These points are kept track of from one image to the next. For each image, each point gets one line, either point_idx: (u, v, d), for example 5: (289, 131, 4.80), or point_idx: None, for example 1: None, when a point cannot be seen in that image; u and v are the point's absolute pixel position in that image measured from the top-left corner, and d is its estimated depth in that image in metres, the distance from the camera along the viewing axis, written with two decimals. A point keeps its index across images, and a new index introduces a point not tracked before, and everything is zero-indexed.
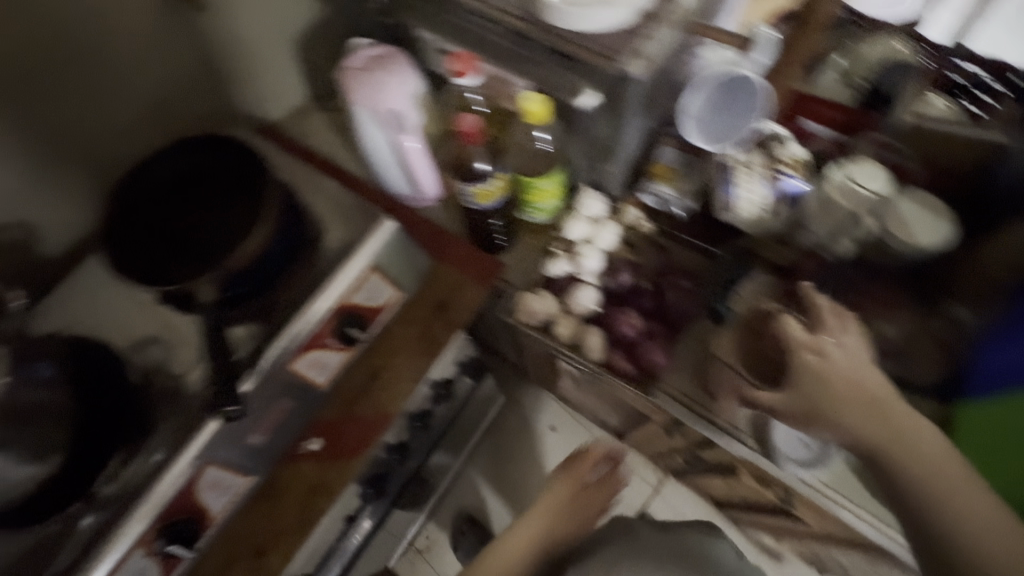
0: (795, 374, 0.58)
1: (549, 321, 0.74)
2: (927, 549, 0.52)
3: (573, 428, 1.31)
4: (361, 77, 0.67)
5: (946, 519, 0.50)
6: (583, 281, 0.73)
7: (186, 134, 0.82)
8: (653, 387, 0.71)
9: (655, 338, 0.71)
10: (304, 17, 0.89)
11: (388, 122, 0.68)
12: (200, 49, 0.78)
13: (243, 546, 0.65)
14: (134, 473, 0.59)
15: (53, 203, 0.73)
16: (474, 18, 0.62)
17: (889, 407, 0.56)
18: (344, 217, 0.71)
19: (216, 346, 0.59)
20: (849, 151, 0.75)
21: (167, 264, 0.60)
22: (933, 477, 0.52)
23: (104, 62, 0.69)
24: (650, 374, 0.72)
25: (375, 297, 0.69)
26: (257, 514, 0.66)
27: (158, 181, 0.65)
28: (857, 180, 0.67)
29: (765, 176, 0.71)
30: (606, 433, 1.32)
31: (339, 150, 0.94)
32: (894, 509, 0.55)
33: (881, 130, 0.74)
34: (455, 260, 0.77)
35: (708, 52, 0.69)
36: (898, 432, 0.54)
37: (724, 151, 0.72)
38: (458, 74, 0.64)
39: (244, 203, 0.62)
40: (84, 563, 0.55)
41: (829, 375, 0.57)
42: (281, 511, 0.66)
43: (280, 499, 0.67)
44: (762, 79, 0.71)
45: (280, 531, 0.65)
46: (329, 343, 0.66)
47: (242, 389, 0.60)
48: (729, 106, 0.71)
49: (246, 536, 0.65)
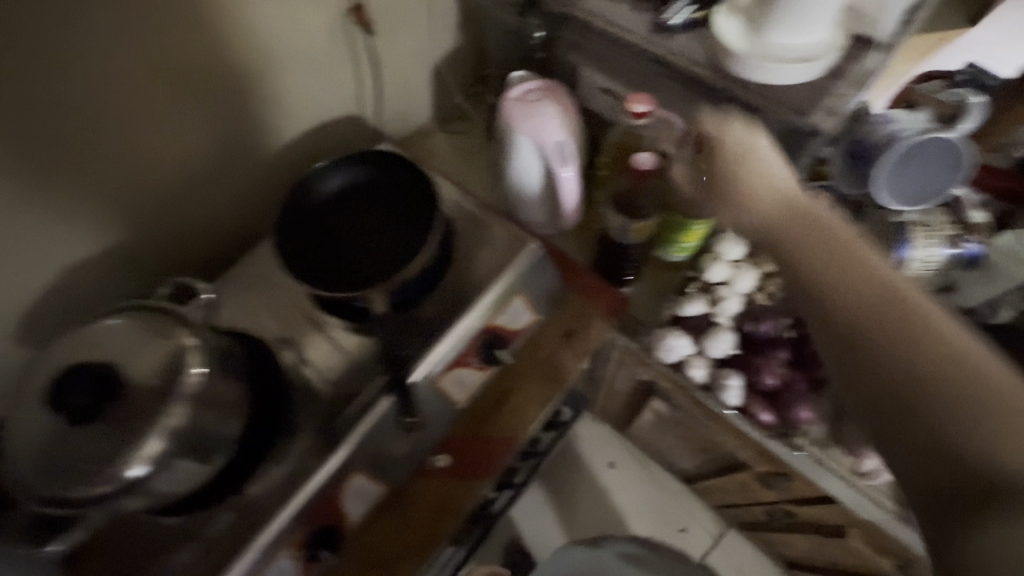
0: (838, 296, 0.52)
1: (682, 361, 0.74)
2: (927, 491, 0.42)
3: (630, 467, 1.27)
4: (527, 110, 0.69)
5: (948, 436, 0.43)
6: (723, 326, 0.72)
7: (329, 146, 0.86)
8: (794, 439, 0.71)
9: (801, 389, 0.70)
10: (444, 46, 0.94)
11: (548, 153, 0.70)
12: (359, 70, 0.82)
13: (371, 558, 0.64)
14: (286, 474, 0.60)
15: (211, 202, 0.77)
16: (648, 62, 0.65)
17: (919, 321, 0.48)
18: (488, 237, 0.73)
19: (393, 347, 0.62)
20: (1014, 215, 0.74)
21: (339, 274, 0.63)
22: (883, 387, 0.47)
23: (280, 78, 0.74)
24: (792, 427, 0.71)
25: (518, 318, 0.71)
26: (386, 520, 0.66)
27: (324, 191, 0.68)
28: None
29: (948, 241, 0.68)
30: (665, 474, 1.28)
31: (457, 172, 0.97)
32: (892, 449, 0.45)
33: None
34: (583, 289, 0.77)
35: (901, 112, 0.67)
36: (910, 350, 0.47)
37: (902, 213, 0.70)
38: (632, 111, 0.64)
39: (412, 222, 0.65)
40: (237, 560, 0.56)
41: (887, 294, 0.50)
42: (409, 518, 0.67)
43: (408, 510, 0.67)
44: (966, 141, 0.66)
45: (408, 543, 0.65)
46: (473, 362, 0.68)
47: (410, 376, 0.63)
48: (914, 170, 0.67)
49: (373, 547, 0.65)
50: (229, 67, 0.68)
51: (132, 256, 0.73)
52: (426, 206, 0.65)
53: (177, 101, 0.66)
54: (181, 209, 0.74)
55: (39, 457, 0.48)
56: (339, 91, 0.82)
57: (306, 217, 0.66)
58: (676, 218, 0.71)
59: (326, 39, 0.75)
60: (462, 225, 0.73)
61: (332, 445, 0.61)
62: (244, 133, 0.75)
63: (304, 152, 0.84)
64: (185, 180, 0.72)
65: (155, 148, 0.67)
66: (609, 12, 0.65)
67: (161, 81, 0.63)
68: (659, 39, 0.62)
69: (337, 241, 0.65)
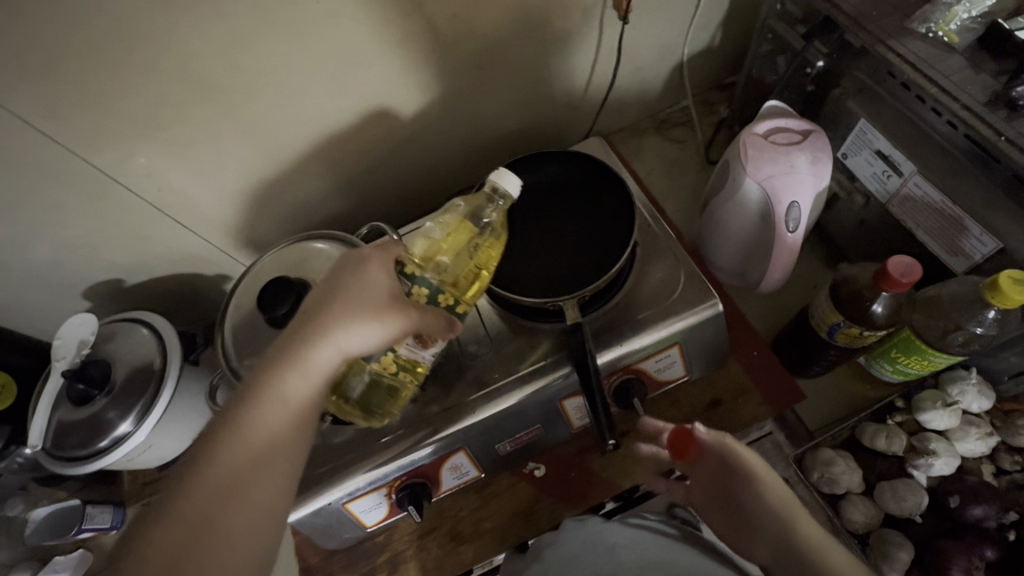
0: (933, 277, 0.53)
1: (843, 498, 0.61)
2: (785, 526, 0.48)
3: None
4: (775, 152, 0.59)
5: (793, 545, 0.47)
6: (913, 483, 0.59)
7: (544, 119, 0.86)
8: None
9: None
10: (699, 42, 0.86)
11: (771, 209, 0.59)
12: (599, 52, 0.79)
13: (233, 426, 0.46)
14: (390, 425, 0.63)
15: (429, 147, 0.82)
16: (963, 139, 0.50)
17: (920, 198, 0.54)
18: (665, 266, 0.66)
19: (581, 373, 0.58)
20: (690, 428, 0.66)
21: (511, 263, 0.66)
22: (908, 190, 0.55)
23: (522, 51, 0.74)
24: None
25: (416, 352, 0.53)
26: (195, 514, 0.42)
27: (531, 180, 0.71)
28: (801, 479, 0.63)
29: (870, 517, 0.60)
30: None
31: (659, 176, 0.90)
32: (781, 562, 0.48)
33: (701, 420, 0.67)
34: (747, 362, 0.68)
35: (896, 494, 0.59)
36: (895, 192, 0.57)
37: (774, 427, 0.67)
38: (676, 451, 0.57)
39: (598, 242, 0.66)
40: (331, 481, 0.61)
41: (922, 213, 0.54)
42: (273, 526, 0.46)
43: (273, 483, 0.46)
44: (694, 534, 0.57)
45: (266, 568, 0.46)
46: (390, 299, 0.50)
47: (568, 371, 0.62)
48: (853, 484, 0.61)
49: (188, 536, 0.42)
50: (480, 34, 0.69)
51: (349, 181, 0.81)
52: (621, 228, 0.65)
53: (424, 61, 0.70)
54: (398, 152, 0.81)
55: (251, 334, 0.60)
56: (571, 71, 0.81)
57: None
58: (913, 340, 0.56)
59: (580, 21, 0.74)
60: (644, 250, 0.67)
61: (452, 418, 0.62)
62: (473, 92, 0.77)
63: (520, 120, 0.85)
64: (412, 124, 0.78)
65: (397, 100, 0.73)
66: (932, 64, 0.51)
67: (415, 40, 0.67)
68: (992, 117, 0.47)
69: (522, 232, 0.68)
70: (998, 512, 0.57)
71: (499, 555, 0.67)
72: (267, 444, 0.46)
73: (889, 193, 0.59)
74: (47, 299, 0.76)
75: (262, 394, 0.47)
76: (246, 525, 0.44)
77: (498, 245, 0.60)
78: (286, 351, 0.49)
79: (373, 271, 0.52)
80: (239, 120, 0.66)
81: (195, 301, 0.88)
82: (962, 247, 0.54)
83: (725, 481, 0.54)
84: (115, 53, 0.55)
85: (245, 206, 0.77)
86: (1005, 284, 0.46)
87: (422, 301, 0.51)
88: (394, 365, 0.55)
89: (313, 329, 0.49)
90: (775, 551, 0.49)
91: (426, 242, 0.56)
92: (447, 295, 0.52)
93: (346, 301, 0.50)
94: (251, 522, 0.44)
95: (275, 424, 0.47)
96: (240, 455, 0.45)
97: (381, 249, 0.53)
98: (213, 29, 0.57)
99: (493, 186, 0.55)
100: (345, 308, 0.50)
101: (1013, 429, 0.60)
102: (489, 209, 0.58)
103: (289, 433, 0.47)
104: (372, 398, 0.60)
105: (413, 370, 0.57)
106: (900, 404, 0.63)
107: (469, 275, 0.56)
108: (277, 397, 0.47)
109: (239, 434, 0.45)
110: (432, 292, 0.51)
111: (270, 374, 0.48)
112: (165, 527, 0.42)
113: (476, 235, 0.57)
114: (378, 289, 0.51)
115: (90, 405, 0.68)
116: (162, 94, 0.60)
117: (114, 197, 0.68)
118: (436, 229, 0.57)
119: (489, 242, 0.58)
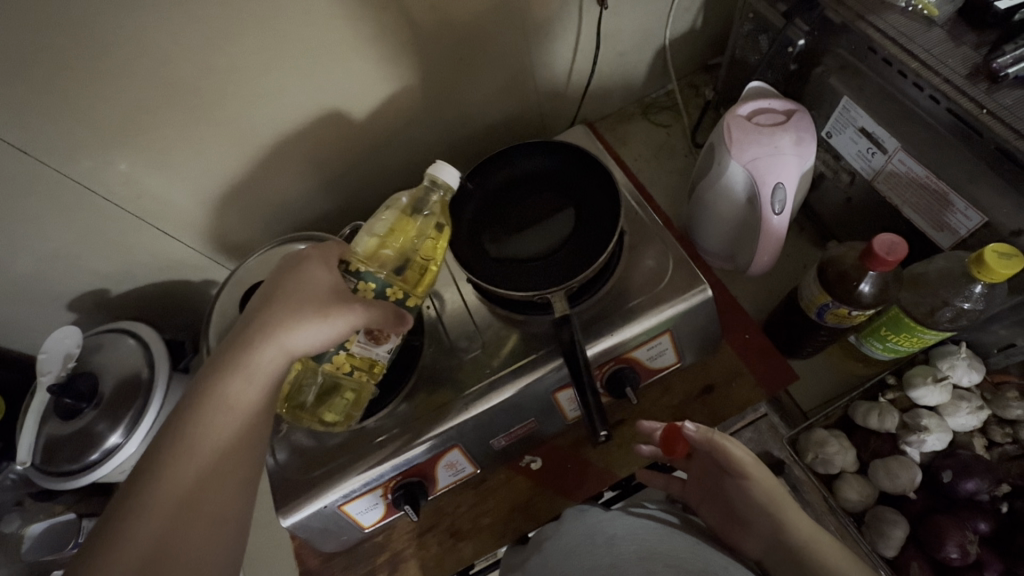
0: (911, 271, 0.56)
1: (838, 476, 0.62)
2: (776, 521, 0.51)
3: None
4: (753, 132, 0.59)
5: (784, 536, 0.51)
6: (905, 459, 0.60)
7: (527, 108, 0.85)
8: None
9: None
10: (681, 25, 0.85)
11: (757, 191, 0.59)
12: (580, 37, 0.78)
13: (179, 436, 0.45)
14: (383, 426, 0.62)
15: (413, 142, 0.81)
16: (946, 113, 0.50)
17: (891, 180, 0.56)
18: (654, 253, 0.66)
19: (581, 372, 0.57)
20: (684, 415, 0.66)
21: (500, 255, 0.66)
22: None
23: (501, 39, 0.73)
24: None
25: (369, 350, 0.55)
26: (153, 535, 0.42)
27: (518, 171, 0.71)
28: (800, 459, 0.62)
29: (864, 495, 0.61)
30: None
31: (646, 162, 0.89)
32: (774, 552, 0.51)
33: (697, 407, 0.67)
34: (737, 345, 0.68)
35: (891, 471, 0.60)
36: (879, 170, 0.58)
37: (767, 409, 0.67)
38: (670, 452, 0.57)
39: (585, 230, 0.65)
40: (325, 485, 0.60)
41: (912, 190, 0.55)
42: (229, 533, 0.46)
43: (228, 491, 0.46)
44: (678, 517, 0.58)
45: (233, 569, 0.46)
46: (331, 297, 0.50)
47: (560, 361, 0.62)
48: (846, 463, 0.61)
49: (146, 560, 0.41)
50: (457, 25, 0.68)
51: (333, 180, 0.80)
52: (607, 217, 0.64)
53: (400, 56, 0.68)
54: (382, 149, 0.80)
55: None
56: (553, 59, 0.79)
57: (493, 191, 0.70)
58: (902, 318, 0.57)
59: (559, 6, 0.72)
60: (632, 238, 0.67)
61: (444, 415, 0.62)
62: (451, 84, 0.76)
63: (503, 110, 0.84)
64: (393, 120, 0.77)
65: (375, 97, 0.72)
66: (912, 39, 0.51)
67: (389, 35, 0.65)
68: (974, 90, 0.47)
69: (509, 225, 0.68)
70: (991, 486, 0.58)
71: (498, 549, 0.67)
72: (215, 455, 0.45)
73: (874, 170, 0.59)
74: (32, 313, 0.75)
75: (207, 402, 0.46)
76: (207, 537, 0.44)
77: (444, 236, 0.60)
78: (229, 358, 0.48)
79: (313, 270, 0.51)
80: (214, 123, 0.65)
81: (183, 308, 0.87)
82: (947, 222, 0.54)
83: (716, 473, 0.57)
84: (81, 60, 0.53)
85: (227, 210, 0.76)
86: (991, 259, 0.46)
87: (370, 295, 0.53)
88: (347, 364, 0.55)
89: (253, 332, 0.48)
90: (768, 542, 0.52)
91: (368, 236, 0.57)
92: (395, 290, 0.54)
93: (286, 302, 0.49)
94: (209, 532, 0.44)
95: (222, 431, 0.46)
96: (191, 466, 0.44)
97: (322, 249, 0.54)
98: (180, 31, 0.55)
99: (432, 178, 0.58)
100: (287, 308, 0.49)
101: (1004, 402, 0.60)
102: (429, 200, 0.59)
103: (239, 439, 0.47)
104: (325, 403, 0.59)
105: (369, 369, 0.57)
106: (891, 381, 0.63)
107: (416, 266, 0.57)
108: (222, 404, 0.46)
109: (188, 443, 0.45)
110: (379, 287, 0.53)
111: (212, 382, 0.47)
112: (119, 553, 0.41)
113: (419, 229, 0.58)
114: (320, 287, 0.50)
115: (79, 418, 0.67)
116: (132, 99, 0.58)
117: (86, 207, 0.66)
118: (380, 222, 0.58)
119: (432, 233, 0.59)
